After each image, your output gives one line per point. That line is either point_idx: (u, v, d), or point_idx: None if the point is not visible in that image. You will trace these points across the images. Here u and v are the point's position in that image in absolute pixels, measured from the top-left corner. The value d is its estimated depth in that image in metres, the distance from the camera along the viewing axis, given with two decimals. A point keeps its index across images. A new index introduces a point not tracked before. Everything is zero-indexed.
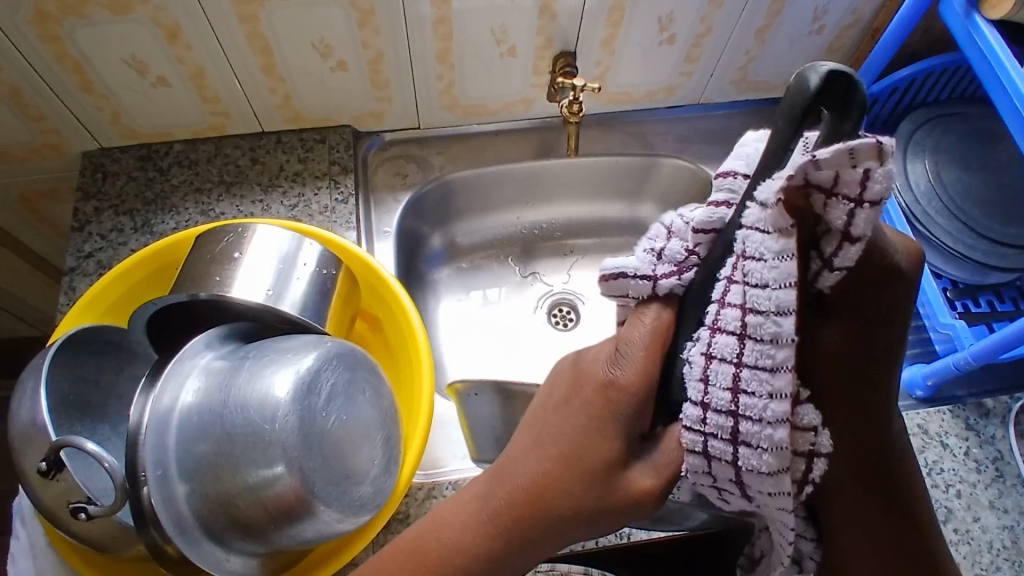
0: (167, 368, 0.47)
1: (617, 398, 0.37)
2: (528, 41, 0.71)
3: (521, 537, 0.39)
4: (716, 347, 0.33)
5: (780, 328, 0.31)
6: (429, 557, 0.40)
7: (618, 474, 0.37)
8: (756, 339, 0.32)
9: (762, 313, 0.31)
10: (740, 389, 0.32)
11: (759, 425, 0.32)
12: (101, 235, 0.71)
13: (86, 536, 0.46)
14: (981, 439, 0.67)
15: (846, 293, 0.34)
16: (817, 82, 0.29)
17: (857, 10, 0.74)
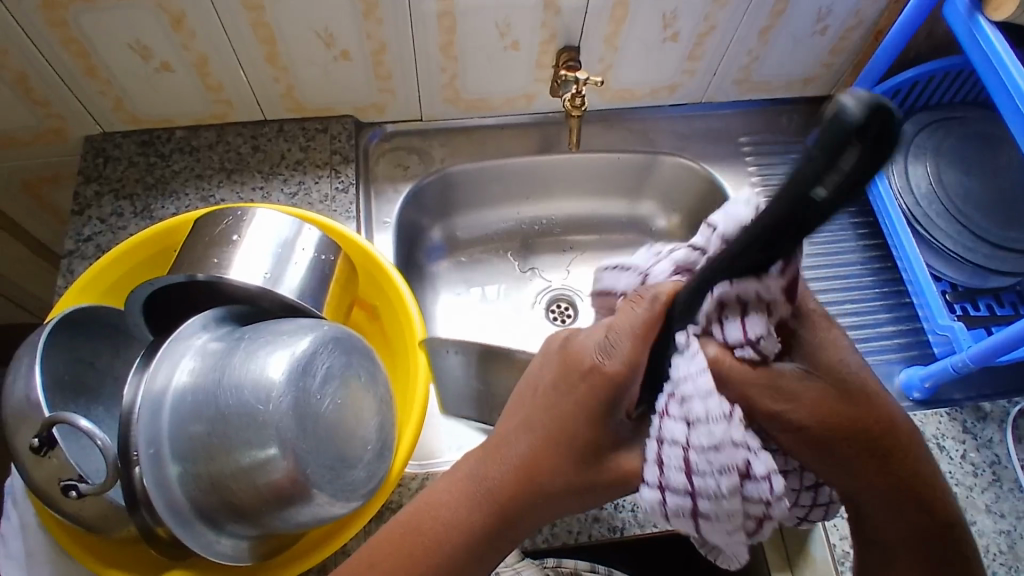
0: (161, 348, 0.47)
1: (600, 382, 0.38)
2: (532, 34, 0.71)
3: (513, 515, 0.40)
4: (662, 433, 0.34)
5: (709, 406, 0.33)
6: (428, 538, 0.40)
7: (605, 453, 0.39)
8: (699, 420, 0.33)
9: (689, 398, 0.33)
10: (692, 471, 0.33)
11: (716, 502, 0.33)
12: (100, 218, 0.71)
13: (77, 515, 0.46)
14: (979, 443, 0.67)
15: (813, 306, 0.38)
16: (857, 118, 0.22)
17: (861, 12, 0.74)
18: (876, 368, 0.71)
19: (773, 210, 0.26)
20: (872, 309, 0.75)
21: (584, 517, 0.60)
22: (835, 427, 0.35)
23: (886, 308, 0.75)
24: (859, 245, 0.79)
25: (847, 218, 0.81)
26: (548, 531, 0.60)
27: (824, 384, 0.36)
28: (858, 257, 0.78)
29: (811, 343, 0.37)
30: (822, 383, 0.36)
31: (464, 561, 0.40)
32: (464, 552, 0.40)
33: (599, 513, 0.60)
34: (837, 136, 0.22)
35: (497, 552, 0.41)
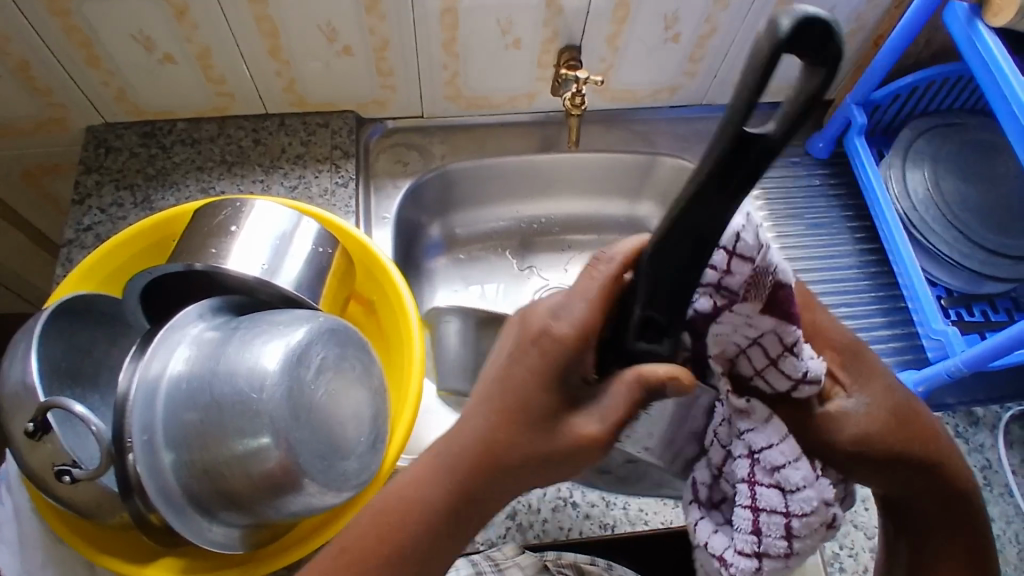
0: (157, 336, 0.47)
1: (552, 347, 0.40)
2: (534, 33, 0.71)
3: (475, 486, 0.40)
4: (761, 500, 0.37)
5: (802, 471, 0.37)
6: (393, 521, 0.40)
7: (563, 422, 0.40)
8: (798, 488, 0.37)
9: (782, 466, 0.37)
10: (794, 533, 0.37)
11: (807, 550, 0.38)
12: (100, 208, 0.72)
13: (70, 500, 0.46)
14: (970, 447, 0.67)
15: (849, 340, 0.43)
16: (789, 28, 0.26)
17: (862, 16, 0.75)
18: None
19: (720, 141, 0.29)
20: (866, 312, 0.75)
21: (576, 514, 0.61)
22: (893, 444, 0.41)
23: (881, 312, 0.75)
24: (854, 249, 0.79)
25: (844, 222, 0.81)
26: (540, 527, 0.61)
27: (880, 414, 0.41)
28: (853, 260, 0.79)
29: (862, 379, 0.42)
30: (879, 415, 0.41)
31: (428, 537, 0.40)
32: (429, 529, 0.40)
33: (590, 510, 0.61)
34: (772, 49, 0.26)
35: (463, 531, 0.41)
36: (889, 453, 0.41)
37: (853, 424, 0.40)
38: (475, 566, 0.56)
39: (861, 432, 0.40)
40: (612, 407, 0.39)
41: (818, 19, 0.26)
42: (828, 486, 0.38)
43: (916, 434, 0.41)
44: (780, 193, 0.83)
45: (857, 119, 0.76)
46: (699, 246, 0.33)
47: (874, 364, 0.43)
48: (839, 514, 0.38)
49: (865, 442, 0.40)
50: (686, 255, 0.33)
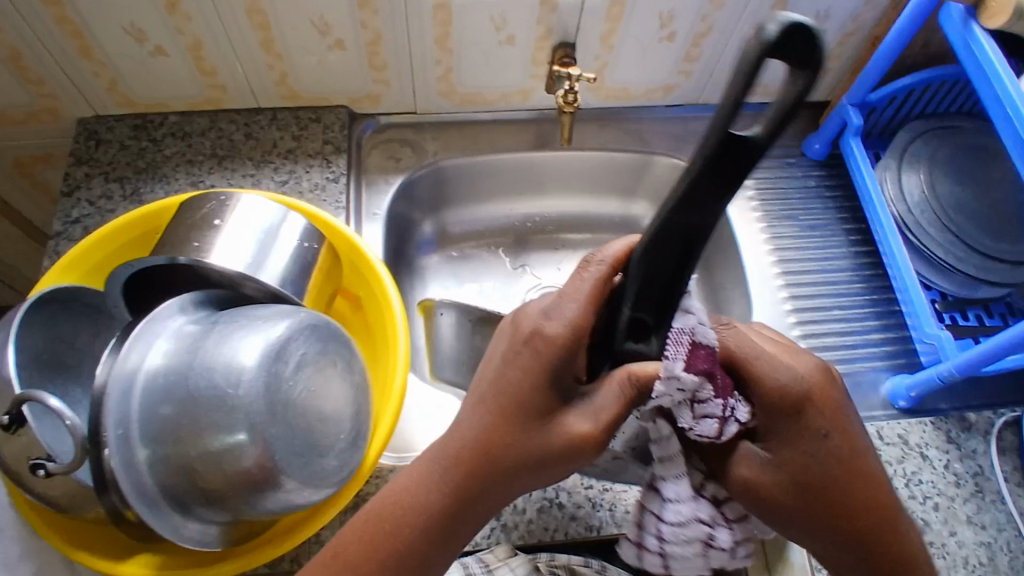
0: (136, 328, 0.46)
1: (546, 349, 0.42)
2: (527, 30, 0.71)
3: (472, 488, 0.43)
4: (648, 501, 0.47)
5: (678, 489, 0.45)
6: (388, 525, 0.44)
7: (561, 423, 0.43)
8: (672, 500, 0.45)
9: (668, 482, 0.45)
10: (665, 533, 0.45)
11: (683, 553, 0.46)
12: (89, 201, 0.71)
13: (46, 493, 0.46)
14: (962, 453, 0.66)
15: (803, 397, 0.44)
16: (774, 36, 0.30)
17: (859, 18, 0.74)
18: (862, 376, 0.71)
19: (708, 145, 0.33)
20: (860, 316, 0.75)
21: (561, 515, 0.61)
22: (784, 497, 0.44)
23: (875, 315, 0.75)
24: (849, 251, 0.79)
25: (839, 224, 0.80)
26: (524, 528, 0.60)
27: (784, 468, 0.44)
28: (848, 263, 0.78)
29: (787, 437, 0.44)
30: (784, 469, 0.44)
31: (426, 540, 0.43)
32: (426, 531, 0.43)
33: (576, 512, 0.60)
34: (758, 56, 0.30)
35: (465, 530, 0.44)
36: (778, 501, 0.45)
37: (747, 468, 0.45)
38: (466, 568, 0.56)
39: (753, 479, 0.44)
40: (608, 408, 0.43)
41: (802, 24, 0.30)
42: (704, 506, 0.45)
43: (821, 494, 0.44)
44: (775, 195, 0.82)
45: (853, 120, 0.75)
46: (687, 249, 0.38)
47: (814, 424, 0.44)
48: (719, 534, 0.45)
49: (751, 490, 0.45)
50: (674, 260, 0.39)
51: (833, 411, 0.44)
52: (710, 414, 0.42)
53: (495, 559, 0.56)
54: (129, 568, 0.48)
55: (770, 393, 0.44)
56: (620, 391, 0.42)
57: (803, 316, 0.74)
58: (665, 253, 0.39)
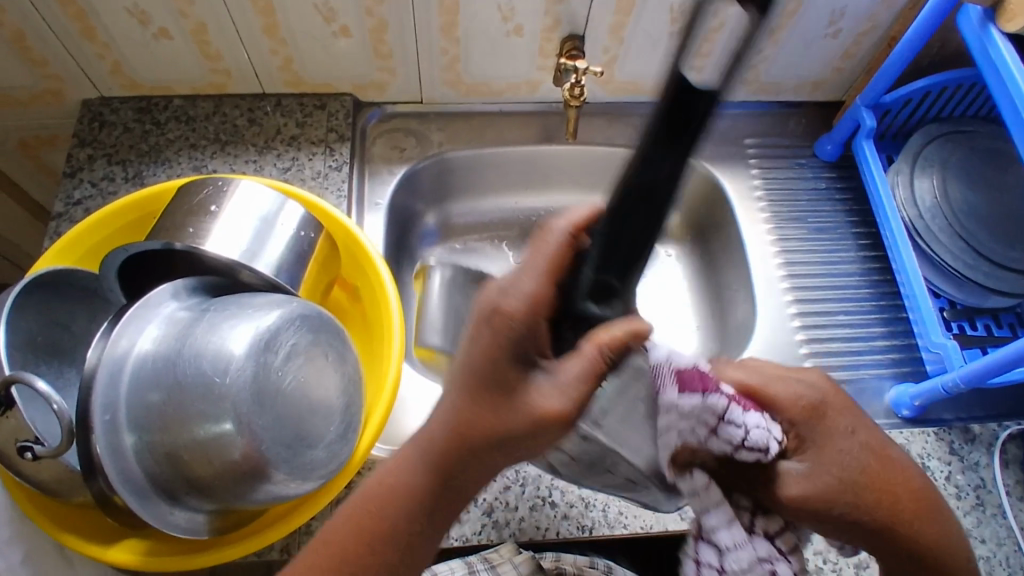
0: (128, 313, 0.46)
1: (503, 326, 0.38)
2: (535, 20, 0.70)
3: (449, 471, 0.40)
4: (700, 555, 0.42)
5: (732, 536, 0.41)
6: (375, 507, 0.42)
7: (527, 402, 0.38)
8: (728, 549, 0.42)
9: (717, 530, 0.42)
10: None
11: None
12: (92, 182, 0.71)
13: (33, 476, 0.46)
14: (965, 465, 0.65)
15: (810, 400, 0.44)
16: None
17: (875, 16, 0.72)
18: (866, 384, 0.70)
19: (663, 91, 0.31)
20: (867, 322, 0.73)
21: (554, 514, 0.60)
22: (842, 509, 0.42)
23: (881, 321, 0.73)
24: (859, 256, 0.77)
25: (849, 228, 0.79)
26: (516, 526, 0.60)
27: (833, 473, 0.43)
28: (857, 268, 0.77)
29: (817, 443, 0.44)
30: (830, 475, 0.43)
31: (412, 522, 0.41)
32: (410, 514, 0.41)
33: (569, 511, 0.60)
34: None
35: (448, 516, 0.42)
36: (840, 511, 0.42)
37: (796, 483, 0.42)
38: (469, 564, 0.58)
39: (806, 491, 0.42)
40: (577, 385, 0.38)
41: None
42: (759, 545, 0.43)
43: (870, 494, 0.43)
44: (787, 197, 0.80)
45: (867, 122, 0.74)
46: (652, 207, 0.35)
47: (836, 422, 0.44)
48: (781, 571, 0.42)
49: (813, 504, 0.42)
50: (642, 222, 0.36)
51: (847, 407, 0.44)
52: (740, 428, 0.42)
53: (498, 557, 0.57)
54: (116, 554, 0.49)
55: (787, 401, 0.44)
56: (587, 367, 0.38)
57: (807, 320, 0.73)
58: (633, 215, 0.35)
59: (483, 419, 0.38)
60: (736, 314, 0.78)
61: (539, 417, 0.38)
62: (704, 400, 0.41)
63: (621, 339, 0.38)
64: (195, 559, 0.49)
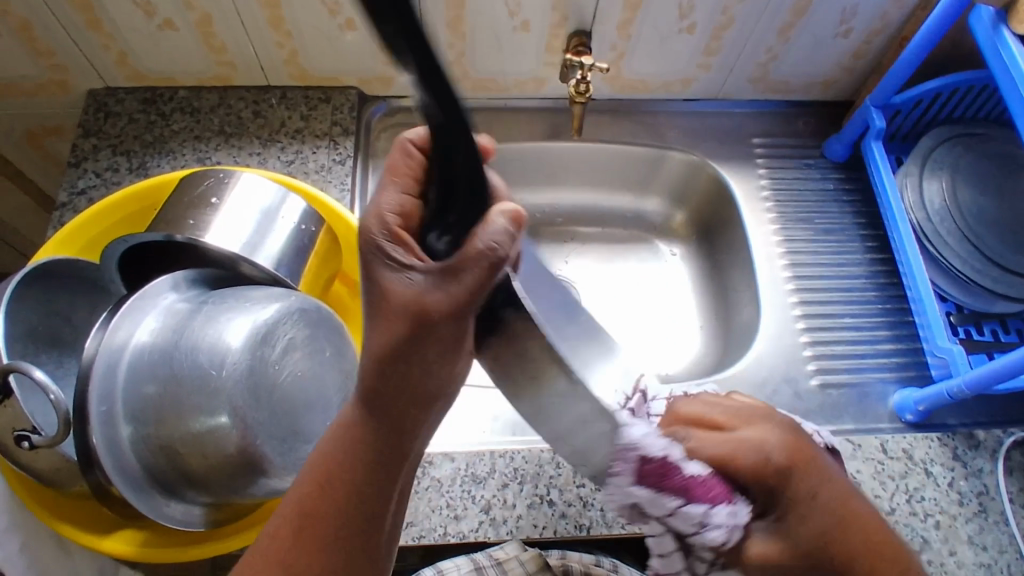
0: (127, 303, 0.46)
1: (366, 243, 0.37)
2: (542, 15, 0.69)
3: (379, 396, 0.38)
4: None
5: None
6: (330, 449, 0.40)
7: (410, 301, 0.36)
8: None
9: None
10: None
11: None
12: (96, 172, 0.71)
13: (31, 466, 0.46)
14: (968, 471, 0.64)
15: (775, 461, 0.42)
16: None
17: (886, 16, 0.72)
18: (870, 387, 0.69)
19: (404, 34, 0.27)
20: (871, 325, 0.73)
21: (551, 513, 0.60)
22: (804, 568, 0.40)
23: (887, 324, 0.73)
24: (865, 258, 0.77)
25: (855, 229, 0.78)
26: (513, 523, 0.59)
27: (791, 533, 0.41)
28: (863, 269, 0.76)
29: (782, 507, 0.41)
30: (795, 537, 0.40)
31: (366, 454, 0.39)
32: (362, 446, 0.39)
33: (566, 510, 0.60)
34: None
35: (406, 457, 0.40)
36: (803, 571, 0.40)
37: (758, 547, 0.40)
38: (477, 564, 0.61)
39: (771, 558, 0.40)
40: (458, 271, 0.36)
41: None
42: None
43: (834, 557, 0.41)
44: (794, 197, 0.79)
45: (876, 122, 0.73)
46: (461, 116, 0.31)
47: (803, 486, 0.41)
48: None
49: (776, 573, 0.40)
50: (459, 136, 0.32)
51: (814, 469, 0.42)
52: (718, 531, 0.39)
53: (504, 554, 0.60)
54: (112, 544, 0.49)
55: (754, 468, 0.41)
56: (463, 258, 0.35)
57: (810, 321, 0.72)
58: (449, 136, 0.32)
59: (382, 343, 0.37)
60: (740, 314, 0.77)
61: (426, 313, 0.36)
62: (679, 506, 0.39)
63: (497, 225, 0.35)
64: (192, 551, 0.49)
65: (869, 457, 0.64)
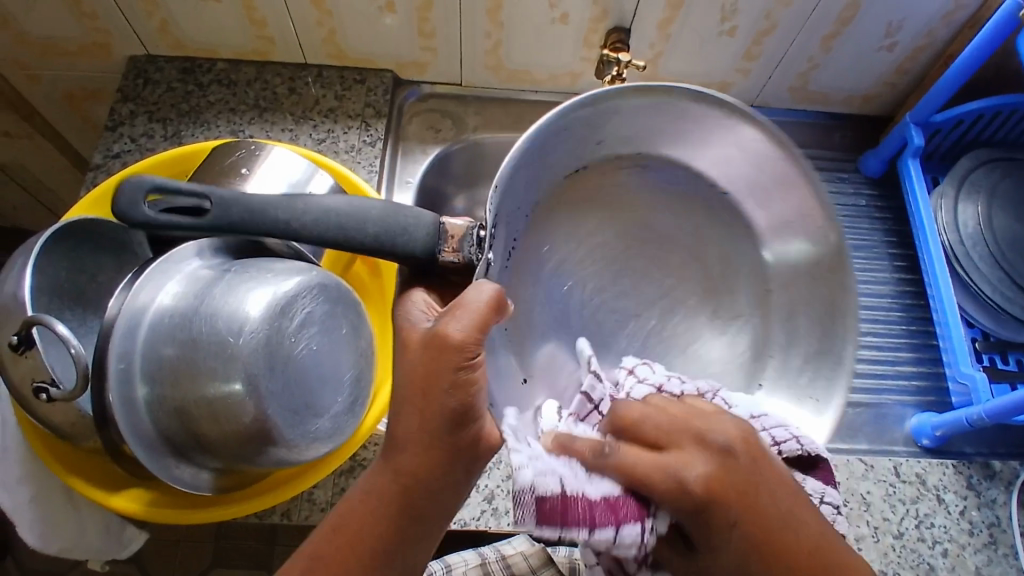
0: (151, 267, 0.47)
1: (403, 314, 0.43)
2: (582, 9, 0.69)
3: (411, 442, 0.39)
4: None
5: None
6: (354, 517, 0.38)
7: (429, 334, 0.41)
8: None
9: None
10: None
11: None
12: (131, 137, 0.73)
13: (49, 418, 0.47)
14: (981, 501, 0.63)
15: (693, 478, 0.35)
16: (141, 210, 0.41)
17: (933, 32, 0.70)
18: (887, 410, 0.68)
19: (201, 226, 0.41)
20: (893, 346, 0.71)
21: None
22: None
23: (909, 346, 0.72)
24: (893, 277, 0.75)
25: (885, 248, 0.77)
26: (515, 515, 0.59)
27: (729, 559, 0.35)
28: (890, 288, 0.75)
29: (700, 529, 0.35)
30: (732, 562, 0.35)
31: (390, 506, 0.38)
32: (388, 501, 0.38)
33: None
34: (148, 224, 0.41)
35: (427, 513, 0.39)
36: None
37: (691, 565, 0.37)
38: (483, 559, 0.58)
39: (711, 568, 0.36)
40: (457, 310, 0.40)
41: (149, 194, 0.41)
42: None
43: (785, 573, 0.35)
44: None
45: (914, 140, 0.71)
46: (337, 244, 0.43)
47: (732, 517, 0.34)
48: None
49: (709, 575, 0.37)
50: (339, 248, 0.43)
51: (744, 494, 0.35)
52: (632, 543, 0.37)
53: (510, 549, 0.59)
54: (119, 501, 0.50)
55: (668, 495, 0.35)
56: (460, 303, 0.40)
57: None
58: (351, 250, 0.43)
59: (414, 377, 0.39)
60: None
61: (441, 341, 0.39)
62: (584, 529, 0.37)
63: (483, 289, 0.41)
64: (222, 509, 0.51)
65: (881, 478, 0.63)
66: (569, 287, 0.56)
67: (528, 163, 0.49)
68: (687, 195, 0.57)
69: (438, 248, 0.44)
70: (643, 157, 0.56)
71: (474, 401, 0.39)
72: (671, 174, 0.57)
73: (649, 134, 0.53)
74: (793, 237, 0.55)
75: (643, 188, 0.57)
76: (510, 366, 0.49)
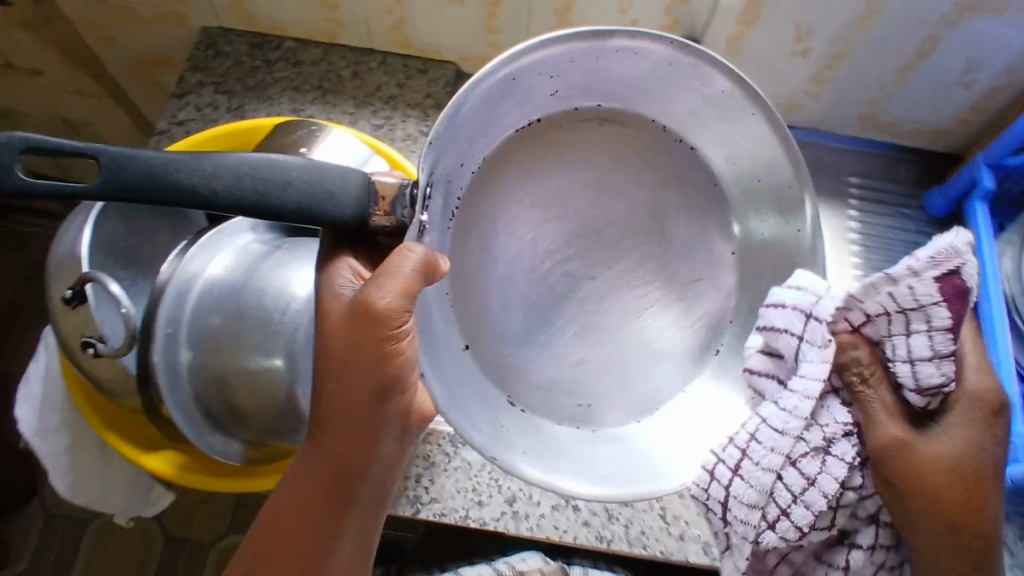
0: (206, 237, 0.48)
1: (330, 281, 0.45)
2: (653, 17, 0.68)
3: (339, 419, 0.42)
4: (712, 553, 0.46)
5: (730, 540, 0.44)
6: (297, 493, 0.42)
7: (353, 304, 0.42)
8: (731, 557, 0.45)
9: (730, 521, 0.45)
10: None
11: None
12: (197, 107, 0.75)
13: (94, 372, 0.48)
14: (1015, 562, 0.61)
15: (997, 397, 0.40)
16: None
17: (1015, 74, 0.67)
18: None
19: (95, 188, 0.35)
20: None
21: (575, 518, 0.59)
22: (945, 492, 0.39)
23: None
24: None
25: None
26: (535, 521, 0.59)
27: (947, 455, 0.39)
28: None
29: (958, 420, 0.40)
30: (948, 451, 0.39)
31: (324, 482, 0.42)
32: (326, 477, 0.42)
33: (590, 519, 0.59)
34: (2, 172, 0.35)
35: (357, 483, 0.43)
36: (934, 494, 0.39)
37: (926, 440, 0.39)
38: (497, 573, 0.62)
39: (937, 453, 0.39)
40: (382, 277, 0.40)
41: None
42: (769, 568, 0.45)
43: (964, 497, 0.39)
44: (881, 245, 0.76)
45: (984, 183, 0.69)
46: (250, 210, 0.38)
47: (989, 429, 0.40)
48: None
49: (937, 461, 0.39)
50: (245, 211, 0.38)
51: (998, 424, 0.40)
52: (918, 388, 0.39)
53: (526, 566, 0.62)
54: (152, 460, 0.51)
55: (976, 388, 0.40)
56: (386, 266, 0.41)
57: None
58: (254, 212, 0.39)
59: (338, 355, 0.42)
60: None
61: (367, 316, 0.41)
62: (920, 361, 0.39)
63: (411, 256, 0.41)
64: (247, 481, 0.51)
65: None
66: (518, 251, 0.54)
67: (481, 110, 0.48)
68: (659, 162, 0.57)
69: (370, 212, 0.42)
70: (608, 113, 0.55)
71: (396, 376, 0.42)
72: (638, 131, 0.56)
73: (611, 85, 0.53)
74: (764, 209, 0.54)
75: (603, 145, 0.56)
76: (450, 334, 0.51)
